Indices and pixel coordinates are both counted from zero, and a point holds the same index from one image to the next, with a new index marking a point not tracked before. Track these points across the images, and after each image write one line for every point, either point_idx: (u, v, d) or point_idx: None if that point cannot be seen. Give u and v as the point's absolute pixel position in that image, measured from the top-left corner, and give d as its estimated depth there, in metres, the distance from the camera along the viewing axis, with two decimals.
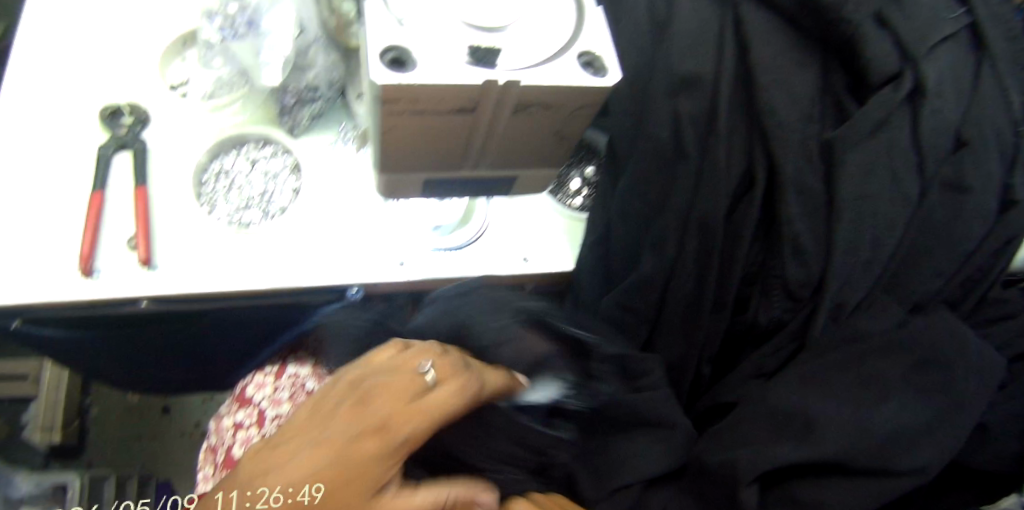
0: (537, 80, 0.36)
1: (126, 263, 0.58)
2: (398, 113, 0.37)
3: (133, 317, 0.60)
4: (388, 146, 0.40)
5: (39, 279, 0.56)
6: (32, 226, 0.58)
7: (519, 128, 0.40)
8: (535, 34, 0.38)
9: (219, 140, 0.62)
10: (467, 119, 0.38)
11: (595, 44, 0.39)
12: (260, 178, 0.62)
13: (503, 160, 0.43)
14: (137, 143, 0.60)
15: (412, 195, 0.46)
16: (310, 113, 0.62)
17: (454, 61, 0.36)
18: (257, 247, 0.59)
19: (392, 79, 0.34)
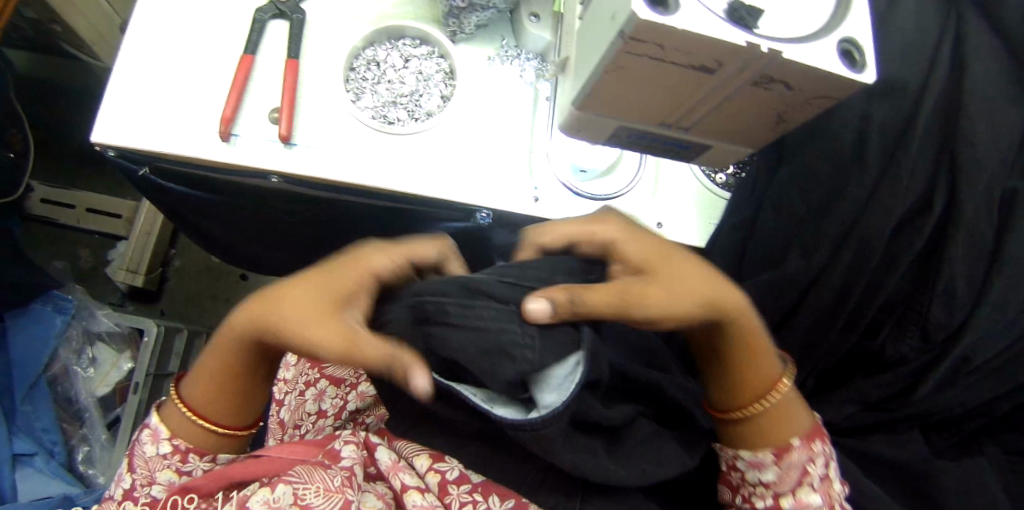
0: (799, 56, 0.33)
1: (263, 134, 0.57)
2: (638, 55, 0.34)
3: (257, 188, 0.61)
4: (602, 85, 0.37)
5: (180, 130, 0.56)
6: (179, 76, 0.57)
7: (747, 99, 0.37)
8: (799, 8, 0.35)
9: (379, 29, 0.60)
10: (701, 77, 0.35)
11: (858, 31, 0.36)
12: (413, 77, 0.61)
13: (707, 126, 0.41)
14: (296, 14, 0.59)
15: (592, 138, 0.44)
16: (476, 22, 0.60)
17: (716, 14, 0.33)
18: (400, 147, 0.58)
19: (655, 17, 0.31)
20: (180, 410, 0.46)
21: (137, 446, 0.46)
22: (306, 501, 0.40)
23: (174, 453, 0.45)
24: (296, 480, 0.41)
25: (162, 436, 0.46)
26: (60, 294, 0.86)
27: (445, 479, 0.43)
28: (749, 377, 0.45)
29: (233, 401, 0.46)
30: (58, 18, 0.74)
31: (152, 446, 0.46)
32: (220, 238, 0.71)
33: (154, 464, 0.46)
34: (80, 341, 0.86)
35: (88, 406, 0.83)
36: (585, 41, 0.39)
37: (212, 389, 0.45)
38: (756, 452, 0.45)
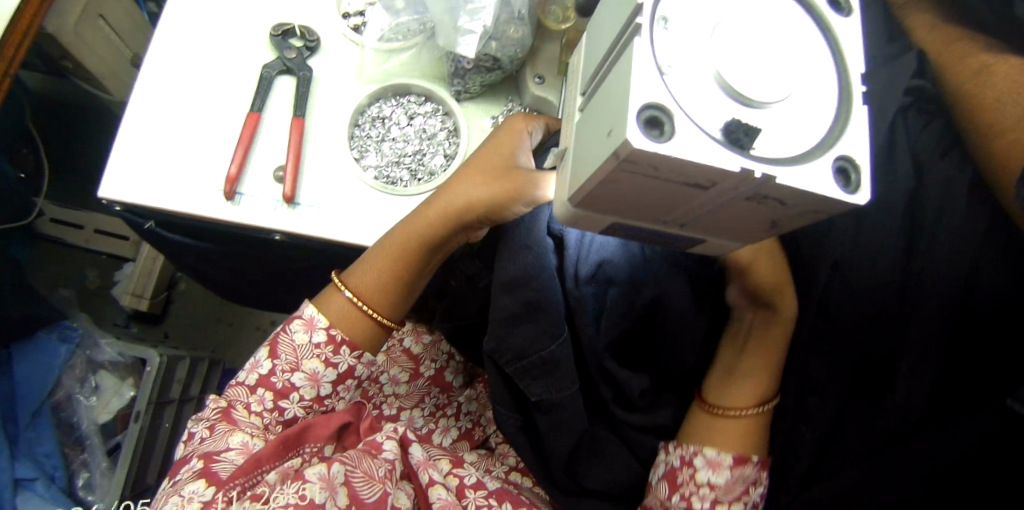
0: (794, 180, 0.33)
1: (266, 192, 0.58)
2: (633, 173, 0.34)
3: (259, 241, 0.61)
4: (599, 191, 0.38)
5: (184, 187, 0.57)
6: (185, 131, 0.58)
7: (740, 209, 0.37)
8: (795, 123, 0.36)
9: (385, 87, 0.61)
10: (696, 192, 0.36)
11: (854, 149, 0.36)
12: (417, 135, 0.61)
13: (703, 224, 0.41)
14: (303, 71, 0.60)
15: (590, 230, 0.44)
16: (481, 83, 0.60)
17: (711, 138, 0.33)
18: (402, 206, 0.59)
19: (650, 145, 0.32)
20: (344, 302, 0.56)
21: (286, 335, 0.56)
22: (356, 487, 0.48)
23: (327, 343, 0.55)
24: (348, 465, 0.49)
25: (319, 325, 0.55)
26: (68, 324, 0.89)
27: (461, 484, 0.55)
28: (739, 384, 0.55)
29: (398, 300, 0.57)
30: (70, 55, 0.76)
31: (306, 335, 0.55)
32: (224, 281, 0.72)
33: (303, 352, 0.55)
34: (83, 370, 0.88)
35: (89, 434, 0.85)
36: (583, 142, 0.40)
37: (383, 287, 0.56)
38: (722, 454, 0.53)
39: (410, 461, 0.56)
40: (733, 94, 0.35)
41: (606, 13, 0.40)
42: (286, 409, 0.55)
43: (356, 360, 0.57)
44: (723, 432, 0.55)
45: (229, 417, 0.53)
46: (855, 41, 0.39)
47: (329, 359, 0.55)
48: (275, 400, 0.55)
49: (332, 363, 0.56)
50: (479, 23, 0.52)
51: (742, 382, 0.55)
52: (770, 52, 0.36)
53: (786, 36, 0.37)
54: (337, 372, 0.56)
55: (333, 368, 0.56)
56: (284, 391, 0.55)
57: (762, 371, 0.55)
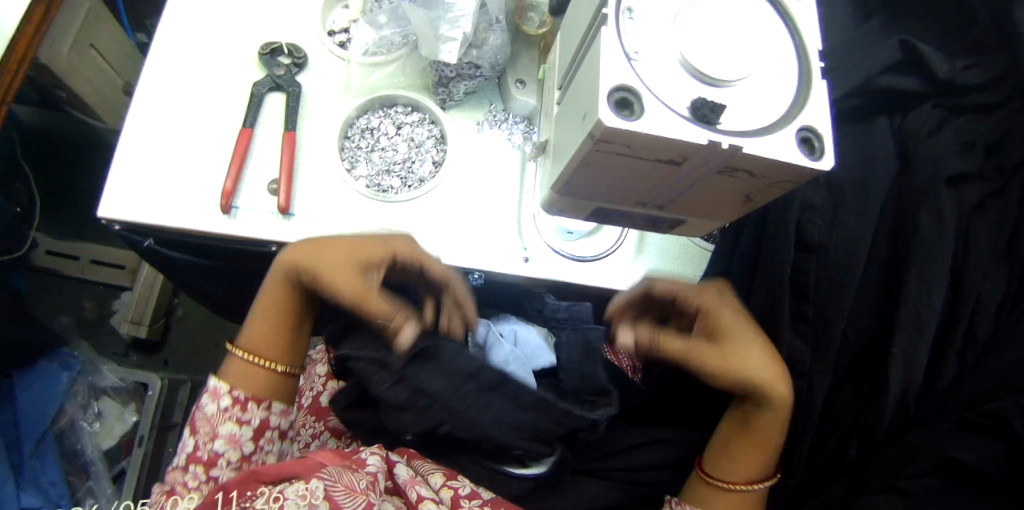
0: (760, 149, 0.36)
1: (261, 205, 0.60)
2: (608, 152, 0.36)
3: (256, 254, 0.63)
4: (578, 176, 0.40)
5: (181, 205, 0.58)
6: (179, 150, 0.60)
7: (715, 184, 0.39)
8: (759, 99, 0.38)
9: (371, 100, 0.63)
10: (670, 169, 0.38)
11: (817, 119, 0.38)
12: (405, 144, 0.63)
13: (681, 205, 0.43)
14: (292, 87, 0.62)
15: (575, 216, 0.46)
16: (464, 90, 0.63)
17: (679, 114, 0.35)
18: (394, 212, 0.61)
19: (622, 124, 0.34)
20: (239, 363, 0.54)
21: (198, 410, 0.52)
22: (337, 499, 0.44)
23: (234, 404, 0.52)
24: (327, 477, 0.45)
25: (221, 392, 0.52)
26: (67, 351, 0.90)
27: (456, 494, 0.52)
28: (732, 463, 0.54)
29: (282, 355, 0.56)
30: (63, 85, 0.78)
31: (214, 405, 0.52)
32: (223, 297, 0.73)
33: (216, 420, 0.51)
34: (85, 396, 0.89)
35: (93, 460, 0.86)
36: (562, 133, 0.41)
37: (264, 336, 0.54)
38: None
39: (395, 479, 0.52)
40: (697, 74, 0.37)
41: (575, 11, 0.42)
42: (217, 476, 0.51)
43: (268, 412, 0.53)
44: (721, 502, 0.54)
45: (168, 500, 0.49)
46: (811, 18, 0.42)
47: (240, 419, 0.52)
48: (207, 471, 0.50)
49: (245, 421, 0.52)
50: (458, 30, 0.54)
51: (728, 451, 0.54)
52: (729, 33, 0.38)
53: (746, 20, 0.40)
54: (252, 428, 0.52)
55: (246, 426, 0.52)
56: (211, 460, 0.50)
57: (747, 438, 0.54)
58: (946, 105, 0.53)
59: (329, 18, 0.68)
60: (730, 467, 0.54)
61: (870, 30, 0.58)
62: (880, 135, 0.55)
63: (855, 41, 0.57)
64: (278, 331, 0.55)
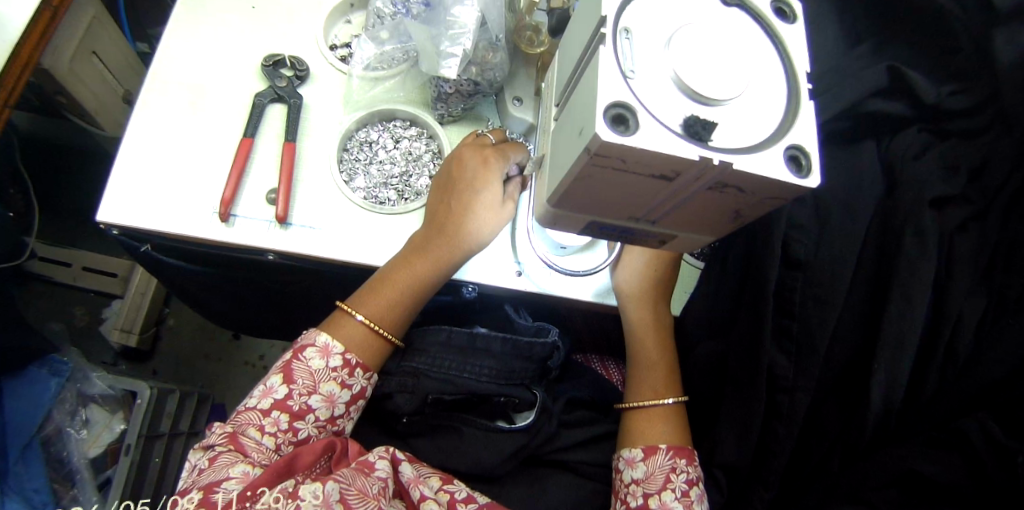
0: (749, 167, 0.37)
1: (259, 213, 0.60)
2: (602, 167, 0.37)
3: (252, 263, 0.63)
4: (573, 190, 0.41)
5: (179, 211, 0.59)
6: (180, 157, 0.61)
7: (705, 200, 0.40)
8: (749, 118, 0.40)
9: (371, 113, 0.64)
10: (661, 184, 0.39)
11: (805, 139, 0.39)
12: (403, 157, 0.64)
13: (671, 220, 0.44)
14: (294, 98, 0.63)
15: (569, 230, 0.47)
16: (463, 106, 0.64)
17: (672, 131, 0.37)
18: (390, 224, 0.62)
19: (616, 139, 0.35)
20: (356, 327, 0.57)
21: (300, 361, 0.54)
22: (350, 503, 0.44)
23: (344, 366, 0.55)
24: (342, 480, 0.45)
25: (334, 351, 0.55)
26: (57, 357, 0.89)
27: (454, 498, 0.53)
28: (644, 384, 0.62)
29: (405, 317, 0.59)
30: (64, 91, 0.78)
31: (322, 361, 0.55)
32: (217, 305, 0.73)
33: (320, 376, 0.54)
34: (73, 403, 0.89)
35: (80, 468, 0.85)
36: (558, 148, 0.43)
37: (392, 309, 0.58)
38: (633, 448, 0.58)
39: (399, 480, 0.52)
40: (690, 92, 0.38)
41: (573, 31, 0.44)
42: (301, 429, 0.53)
43: (369, 381, 0.57)
44: (640, 425, 0.60)
45: (237, 444, 0.49)
46: (800, 42, 0.43)
47: (344, 382, 0.55)
48: (291, 421, 0.52)
49: (348, 385, 0.55)
50: (459, 47, 0.56)
51: (644, 373, 0.62)
52: (721, 55, 0.40)
53: (737, 43, 0.41)
54: (352, 393, 0.55)
55: (348, 390, 0.55)
56: (300, 412, 0.53)
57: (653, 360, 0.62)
58: (930, 130, 0.55)
59: (333, 32, 0.70)
60: (647, 384, 0.62)
61: (858, 56, 0.60)
62: (866, 155, 0.56)
63: (843, 66, 0.59)
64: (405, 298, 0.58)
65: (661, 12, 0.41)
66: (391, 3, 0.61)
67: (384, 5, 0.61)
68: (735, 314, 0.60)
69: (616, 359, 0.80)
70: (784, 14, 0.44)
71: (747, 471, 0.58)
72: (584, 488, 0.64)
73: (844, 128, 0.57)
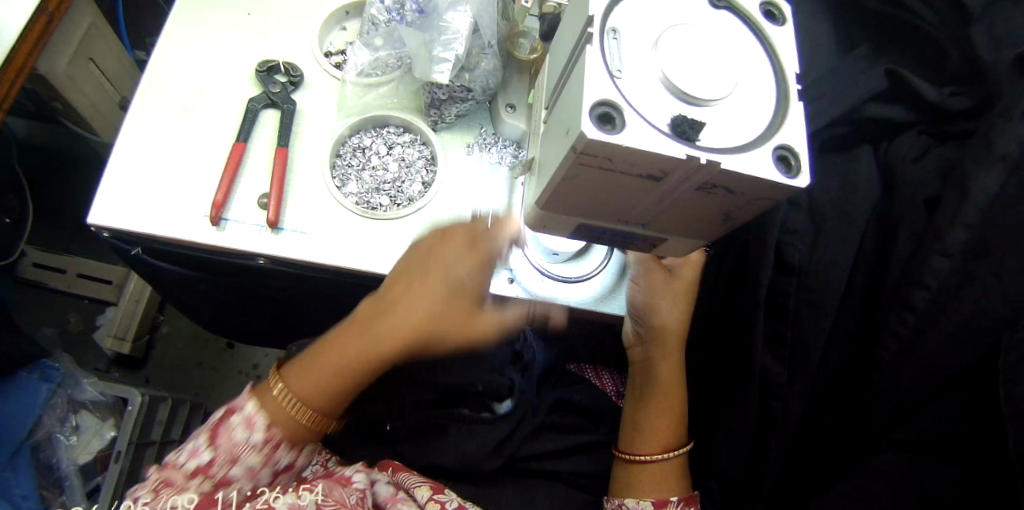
0: (738, 166, 0.36)
1: (250, 218, 0.60)
2: (590, 167, 0.37)
3: (242, 268, 0.63)
4: (561, 191, 0.40)
5: (169, 215, 0.59)
6: (171, 162, 0.61)
7: (695, 202, 0.40)
8: (738, 119, 0.39)
9: (365, 118, 0.64)
10: (650, 185, 0.38)
11: (794, 139, 0.39)
12: (396, 163, 0.64)
13: (661, 223, 0.43)
14: (287, 104, 0.63)
15: (559, 233, 0.47)
16: (456, 112, 0.64)
17: (658, 130, 0.36)
18: (381, 229, 0.61)
19: (603, 137, 0.34)
20: (279, 402, 0.52)
21: (226, 430, 0.50)
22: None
23: (268, 442, 0.50)
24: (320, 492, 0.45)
25: (257, 425, 0.50)
26: (49, 363, 0.89)
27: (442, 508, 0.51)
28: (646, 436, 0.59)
29: (336, 399, 0.54)
30: (61, 96, 0.79)
31: (247, 434, 0.50)
32: (210, 311, 0.73)
33: (244, 450, 0.49)
34: (64, 409, 0.88)
35: (69, 475, 0.84)
36: (545, 150, 0.43)
37: (327, 387, 0.53)
38: (641, 502, 0.56)
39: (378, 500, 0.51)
40: (677, 93, 0.38)
41: (563, 33, 0.44)
42: None
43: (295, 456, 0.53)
44: (641, 477, 0.58)
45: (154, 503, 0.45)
46: (788, 44, 0.43)
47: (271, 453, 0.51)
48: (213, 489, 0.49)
49: (274, 461, 0.51)
50: (452, 52, 0.56)
51: (651, 424, 0.60)
52: (710, 54, 0.40)
53: (724, 45, 0.41)
54: (277, 469, 0.52)
55: (273, 465, 0.51)
56: (221, 485, 0.49)
57: (659, 406, 0.60)
58: (932, 131, 0.54)
59: (327, 40, 0.71)
60: (650, 435, 0.59)
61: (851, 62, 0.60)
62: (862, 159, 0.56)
63: (835, 72, 0.59)
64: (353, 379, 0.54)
65: (649, 13, 0.41)
66: (386, 10, 0.61)
67: (378, 12, 0.61)
68: (730, 323, 0.59)
69: (611, 370, 0.79)
70: (772, 16, 0.44)
71: (742, 484, 0.57)
72: (576, 499, 0.62)
73: (839, 133, 0.57)
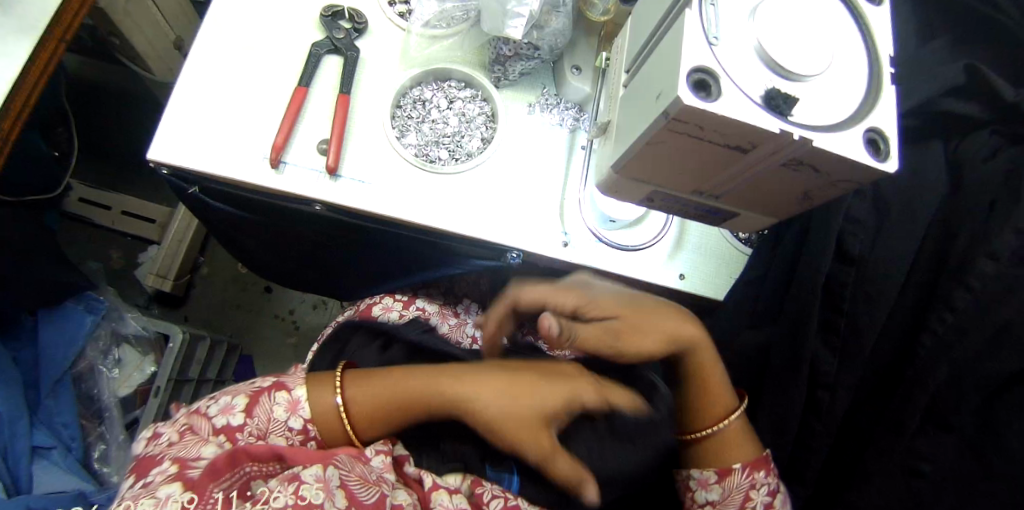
0: (829, 145, 0.36)
1: (311, 163, 0.60)
2: (679, 134, 0.37)
3: (299, 214, 0.63)
4: (643, 156, 0.40)
5: (231, 156, 0.59)
6: (234, 103, 0.61)
7: (777, 177, 0.40)
8: (830, 97, 0.39)
9: (428, 70, 0.64)
10: (736, 156, 0.38)
11: (885, 122, 0.39)
12: (456, 118, 0.64)
13: (737, 197, 0.43)
14: (350, 52, 0.63)
15: (631, 197, 0.47)
16: (519, 71, 0.63)
17: (753, 101, 0.36)
18: (438, 184, 0.61)
19: (699, 103, 0.34)
20: (332, 404, 0.50)
21: (269, 403, 0.50)
22: (354, 491, 0.44)
23: (300, 431, 0.50)
24: (343, 467, 0.45)
25: (300, 410, 0.50)
26: (94, 295, 0.91)
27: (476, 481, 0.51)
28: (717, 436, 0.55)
29: (387, 427, 0.52)
30: (119, 33, 0.79)
31: (285, 415, 0.50)
32: (260, 255, 0.75)
33: (273, 427, 0.49)
34: (107, 341, 0.91)
35: (109, 406, 0.88)
36: (628, 115, 0.42)
37: (379, 404, 0.51)
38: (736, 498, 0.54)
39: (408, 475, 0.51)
40: (773, 65, 0.37)
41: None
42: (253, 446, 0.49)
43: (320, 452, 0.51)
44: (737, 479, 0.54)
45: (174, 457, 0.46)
46: (886, 23, 0.42)
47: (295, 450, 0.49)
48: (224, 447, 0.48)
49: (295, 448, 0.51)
50: (526, 9, 0.55)
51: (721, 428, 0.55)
52: (807, 27, 0.38)
53: (823, 19, 0.40)
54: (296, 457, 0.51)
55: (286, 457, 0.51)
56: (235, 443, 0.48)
57: (716, 403, 0.56)
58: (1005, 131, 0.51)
59: None
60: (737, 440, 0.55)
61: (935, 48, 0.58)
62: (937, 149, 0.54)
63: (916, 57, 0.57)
64: (405, 411, 0.51)
65: None
66: None
67: None
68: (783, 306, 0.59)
69: None
70: None
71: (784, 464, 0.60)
72: None
73: (914, 122, 0.55)
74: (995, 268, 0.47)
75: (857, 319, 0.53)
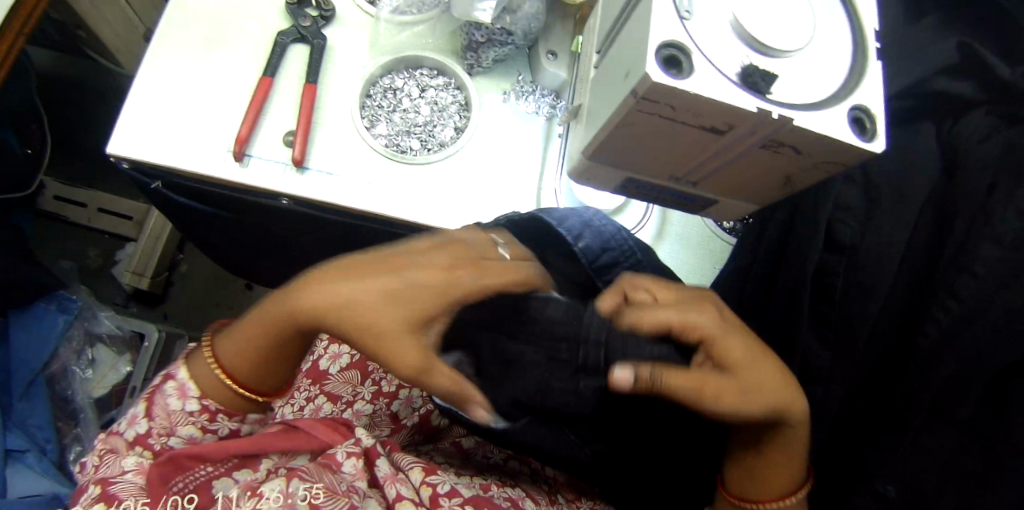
0: (811, 123, 0.34)
1: (276, 155, 0.58)
2: (649, 114, 0.34)
3: (267, 208, 0.61)
4: (613, 140, 0.38)
5: (192, 148, 0.56)
6: (196, 93, 0.58)
7: (756, 160, 0.37)
8: (812, 74, 0.36)
9: (398, 58, 0.61)
10: (711, 137, 0.36)
11: (871, 100, 0.36)
12: (429, 107, 0.62)
13: (714, 182, 0.41)
14: (317, 39, 0.60)
15: (605, 184, 0.44)
16: (494, 57, 0.61)
17: (727, 78, 0.33)
18: (411, 175, 0.59)
19: (669, 80, 0.32)
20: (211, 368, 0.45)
21: (159, 395, 0.45)
22: (319, 502, 0.41)
23: (202, 412, 0.45)
24: (308, 477, 0.42)
25: (190, 393, 0.44)
26: (66, 294, 0.88)
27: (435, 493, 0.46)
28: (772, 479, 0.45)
29: (274, 375, 0.46)
30: (84, 24, 0.76)
31: (179, 402, 0.44)
32: (232, 251, 0.72)
33: (176, 418, 0.44)
34: (81, 342, 0.88)
35: (84, 407, 0.86)
36: (599, 97, 0.40)
37: (251, 354, 0.43)
38: None
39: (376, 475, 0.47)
40: (749, 40, 0.35)
41: None
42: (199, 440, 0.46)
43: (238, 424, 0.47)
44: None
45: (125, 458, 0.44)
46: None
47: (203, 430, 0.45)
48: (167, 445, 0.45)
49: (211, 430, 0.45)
50: None
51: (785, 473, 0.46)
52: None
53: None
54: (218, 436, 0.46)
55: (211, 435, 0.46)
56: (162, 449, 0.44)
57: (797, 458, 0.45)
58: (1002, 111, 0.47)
59: None
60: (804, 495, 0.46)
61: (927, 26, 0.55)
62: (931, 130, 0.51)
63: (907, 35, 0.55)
64: (281, 358, 0.44)
65: None
66: None
67: None
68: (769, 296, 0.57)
69: None
70: None
71: None
72: None
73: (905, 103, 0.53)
74: (999, 254, 0.43)
75: (846, 309, 0.51)
